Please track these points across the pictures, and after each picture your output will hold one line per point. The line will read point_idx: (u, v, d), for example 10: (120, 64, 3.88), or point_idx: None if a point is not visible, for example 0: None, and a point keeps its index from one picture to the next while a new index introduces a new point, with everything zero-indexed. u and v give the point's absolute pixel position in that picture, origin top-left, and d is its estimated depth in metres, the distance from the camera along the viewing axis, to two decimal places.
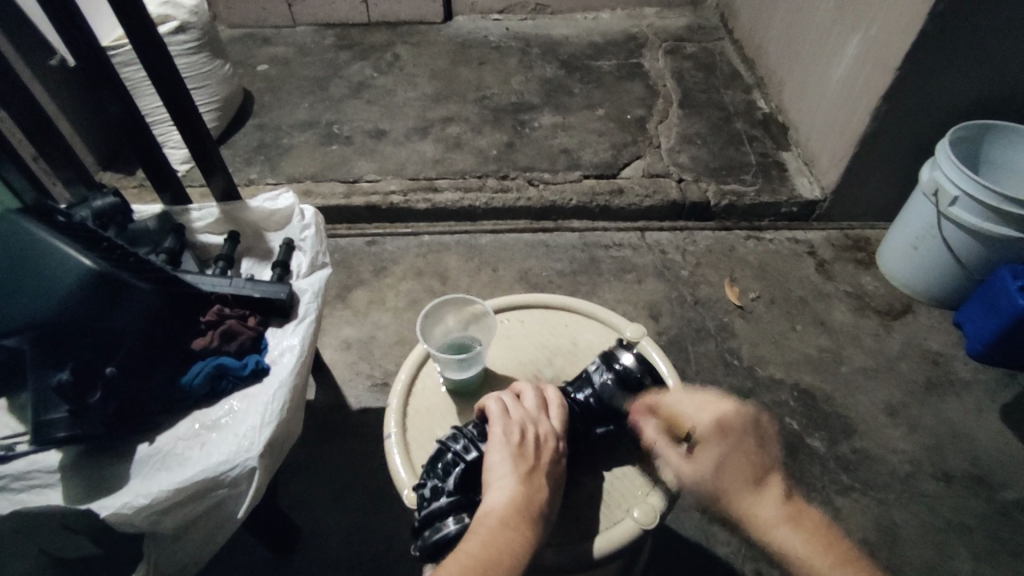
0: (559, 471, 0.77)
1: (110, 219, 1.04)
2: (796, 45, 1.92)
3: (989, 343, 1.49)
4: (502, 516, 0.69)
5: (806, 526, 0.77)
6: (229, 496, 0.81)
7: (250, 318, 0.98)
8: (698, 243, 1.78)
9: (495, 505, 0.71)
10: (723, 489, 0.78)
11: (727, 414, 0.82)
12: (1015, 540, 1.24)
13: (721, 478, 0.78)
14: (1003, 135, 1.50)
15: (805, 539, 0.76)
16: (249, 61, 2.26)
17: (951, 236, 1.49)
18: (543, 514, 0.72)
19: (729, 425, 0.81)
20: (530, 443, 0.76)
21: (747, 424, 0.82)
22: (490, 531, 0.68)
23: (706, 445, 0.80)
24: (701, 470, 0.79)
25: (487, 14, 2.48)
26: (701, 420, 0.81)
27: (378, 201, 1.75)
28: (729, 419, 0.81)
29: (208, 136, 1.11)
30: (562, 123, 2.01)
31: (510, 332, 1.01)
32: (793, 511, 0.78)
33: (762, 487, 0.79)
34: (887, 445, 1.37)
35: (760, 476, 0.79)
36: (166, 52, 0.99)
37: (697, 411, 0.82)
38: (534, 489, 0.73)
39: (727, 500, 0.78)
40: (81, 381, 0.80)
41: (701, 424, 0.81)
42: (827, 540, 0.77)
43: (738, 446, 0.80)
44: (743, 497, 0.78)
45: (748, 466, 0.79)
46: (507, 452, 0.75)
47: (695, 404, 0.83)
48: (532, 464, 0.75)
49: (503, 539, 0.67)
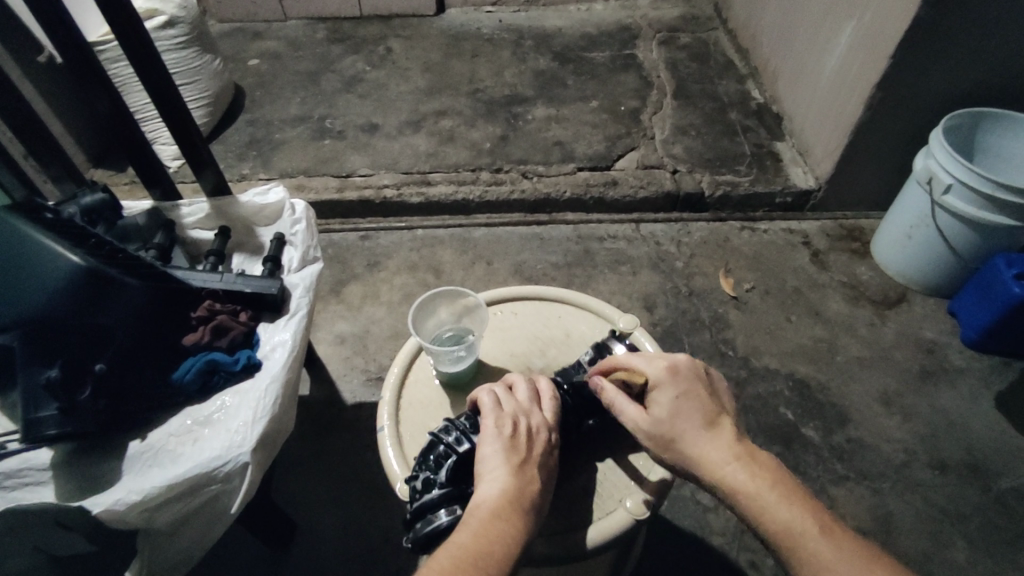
0: (550, 462, 0.77)
1: (99, 215, 1.02)
2: (790, 35, 1.92)
3: (984, 332, 1.49)
4: (493, 508, 0.69)
5: (765, 469, 0.71)
6: (222, 491, 0.81)
7: (241, 313, 0.98)
8: (692, 234, 1.78)
9: (485, 497, 0.71)
10: (675, 436, 0.74)
11: (680, 360, 0.77)
12: (1009, 527, 1.24)
13: (675, 426, 0.74)
14: (999, 123, 1.50)
15: (763, 484, 0.70)
16: (240, 55, 2.24)
17: (945, 224, 1.49)
18: (535, 505, 0.72)
19: (681, 369, 0.76)
20: (522, 434, 0.76)
21: (700, 371, 0.77)
22: (481, 522, 0.68)
23: (657, 392, 0.76)
24: (654, 417, 0.75)
25: (480, 6, 2.46)
26: (652, 367, 0.77)
27: (371, 195, 1.74)
28: (682, 365, 0.77)
29: (196, 131, 1.10)
30: (556, 115, 2.00)
31: (503, 325, 1.01)
32: (752, 456, 0.72)
33: (718, 432, 0.73)
34: (882, 434, 1.37)
35: (715, 421, 0.74)
36: (152, 47, 0.98)
37: (650, 359, 0.78)
38: (525, 480, 0.73)
39: (681, 447, 0.73)
40: (71, 378, 0.79)
41: (653, 372, 0.77)
42: (786, 486, 0.70)
43: (690, 390, 0.75)
44: (697, 442, 0.73)
45: (702, 410, 0.74)
46: (499, 443, 0.75)
47: (647, 355, 0.79)
48: (524, 454, 0.75)
49: (494, 531, 0.67)
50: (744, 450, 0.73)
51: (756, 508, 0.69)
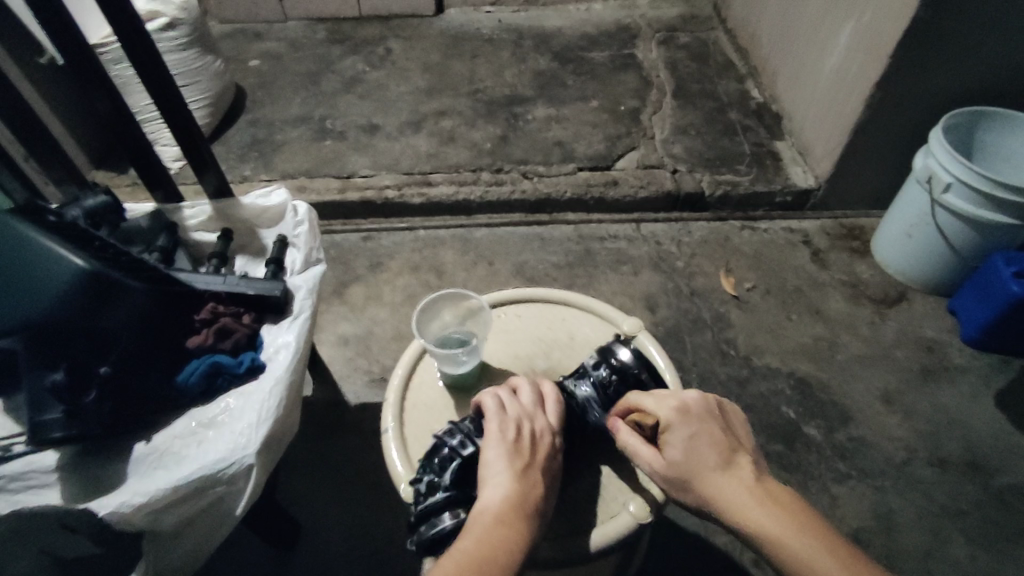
0: (554, 466, 0.77)
1: (102, 217, 1.03)
2: (789, 34, 1.92)
3: (984, 330, 1.49)
4: (497, 513, 0.70)
5: (787, 508, 0.69)
6: (227, 493, 0.82)
7: (245, 315, 0.98)
8: (693, 234, 1.78)
9: (490, 503, 0.71)
10: (693, 477, 0.73)
11: (691, 400, 0.78)
12: (1010, 524, 1.25)
13: (691, 467, 0.73)
14: (996, 122, 1.50)
15: (788, 524, 0.68)
16: (239, 56, 2.24)
17: (945, 223, 1.50)
18: (539, 510, 0.72)
19: (692, 409, 0.76)
20: (526, 440, 0.76)
21: (712, 412, 0.77)
22: (485, 528, 0.68)
23: (670, 432, 0.75)
24: (670, 458, 0.75)
25: (479, 6, 2.46)
26: (663, 408, 0.77)
27: (372, 196, 1.74)
28: (693, 404, 0.77)
29: (198, 133, 1.10)
30: (556, 115, 2.00)
31: (506, 327, 1.01)
32: (774, 495, 0.70)
33: (737, 470, 0.72)
34: (883, 433, 1.38)
35: (733, 460, 0.73)
36: (154, 49, 0.98)
37: (660, 399, 0.78)
38: (530, 486, 0.73)
39: (700, 487, 0.72)
40: (76, 382, 0.80)
41: (664, 412, 0.77)
42: (813, 524, 0.68)
43: (704, 430, 0.75)
44: (716, 482, 0.71)
45: (718, 450, 0.73)
46: (503, 448, 0.75)
47: (658, 395, 0.79)
48: (529, 460, 0.75)
49: (499, 535, 0.68)
50: (764, 489, 0.71)
51: (781, 551, 0.67)
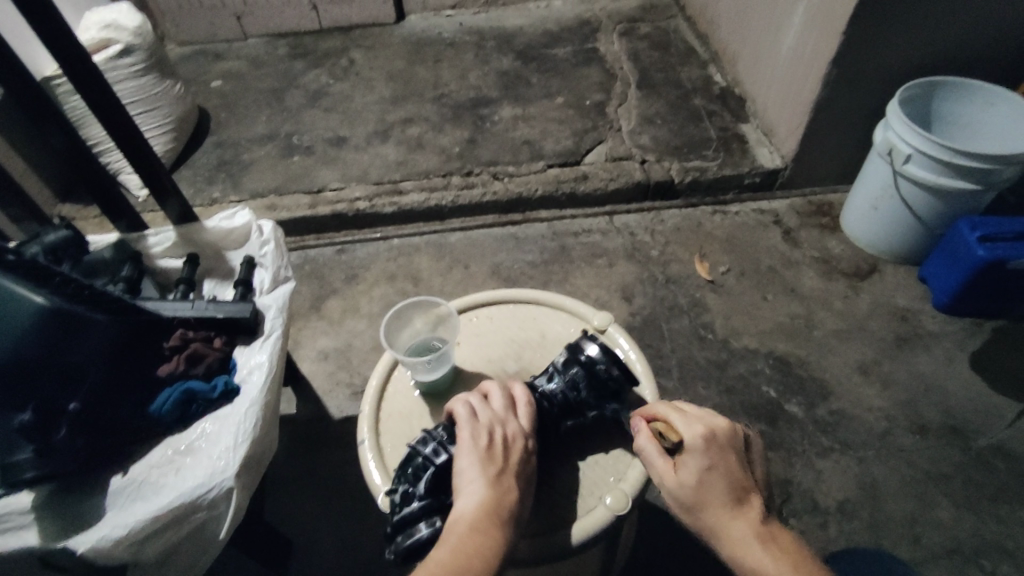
0: (528, 471, 0.78)
1: (63, 252, 1.02)
2: (746, 18, 1.94)
3: (953, 296, 1.52)
4: (471, 521, 0.71)
5: (781, 551, 0.72)
6: (209, 518, 0.82)
7: (215, 339, 0.98)
8: (666, 222, 1.80)
9: (465, 512, 0.72)
10: (701, 503, 0.74)
11: (718, 428, 0.78)
12: (989, 483, 1.28)
13: (702, 494, 0.74)
14: (949, 91, 1.53)
15: (784, 569, 0.70)
16: (201, 78, 2.23)
17: (907, 193, 1.53)
18: (514, 514, 0.73)
19: (718, 438, 0.76)
20: (499, 446, 0.77)
21: (735, 445, 0.77)
22: (461, 537, 0.70)
23: (689, 455, 0.75)
24: (682, 478, 0.75)
25: (439, 11, 2.47)
26: (689, 429, 0.77)
27: (344, 209, 1.74)
28: (719, 433, 0.77)
29: (155, 159, 1.09)
30: (523, 114, 2.01)
31: (478, 330, 1.02)
32: (775, 538, 0.73)
33: (744, 508, 0.73)
34: (863, 403, 1.40)
35: (743, 500, 0.74)
36: (103, 81, 0.98)
37: (688, 421, 0.78)
38: (505, 492, 0.74)
39: (703, 513, 0.73)
40: (46, 419, 0.78)
41: (690, 433, 0.77)
42: (806, 570, 0.71)
43: (724, 462, 0.75)
44: (722, 515, 0.73)
45: (733, 485, 0.74)
46: (476, 456, 0.76)
47: (688, 416, 0.79)
48: (503, 467, 0.76)
49: (474, 543, 0.69)
50: (767, 531, 0.73)
51: None
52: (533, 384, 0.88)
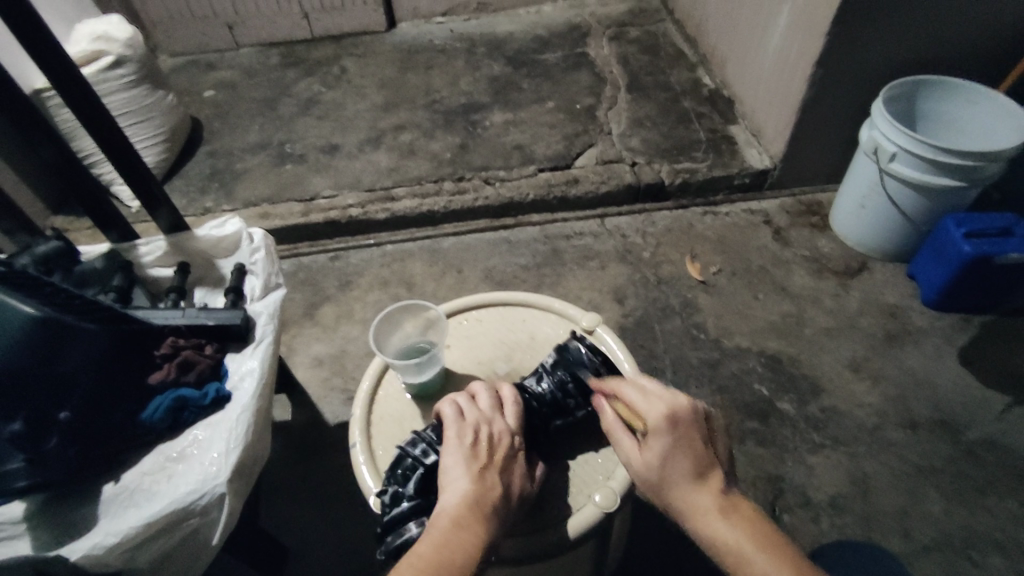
0: (514, 468, 0.79)
1: (55, 263, 1.04)
2: (733, 21, 1.96)
3: (941, 292, 1.54)
4: (454, 515, 0.71)
5: (745, 522, 0.71)
6: (202, 524, 0.82)
7: (207, 346, 0.99)
8: (657, 223, 1.81)
9: (449, 504, 0.73)
10: (665, 483, 0.73)
11: (681, 406, 0.76)
12: (980, 477, 1.28)
13: (664, 471, 0.73)
14: (932, 90, 1.55)
15: (746, 540, 0.69)
16: (194, 88, 2.24)
17: (894, 191, 1.54)
18: (498, 510, 0.73)
19: (680, 416, 0.75)
20: (484, 443, 0.78)
21: (698, 420, 0.76)
22: (444, 529, 0.70)
23: (652, 437, 0.74)
24: (646, 460, 0.75)
25: (430, 18, 2.48)
26: (651, 410, 0.76)
27: (337, 216, 1.75)
28: (681, 411, 0.76)
29: (146, 169, 1.10)
30: (513, 119, 2.02)
31: (468, 333, 1.03)
32: (738, 509, 0.72)
33: (707, 483, 0.73)
34: (854, 400, 1.41)
35: (705, 475, 0.73)
36: (91, 91, 0.99)
37: (650, 400, 0.78)
38: (490, 486, 0.75)
39: (668, 493, 0.73)
40: (35, 430, 0.79)
41: (652, 415, 0.76)
42: (769, 539, 0.70)
43: (684, 438, 0.74)
44: (685, 492, 0.72)
45: (694, 460, 0.73)
46: (460, 454, 0.77)
47: (651, 395, 0.78)
48: (489, 462, 0.77)
49: (456, 538, 0.69)
50: (730, 504, 0.72)
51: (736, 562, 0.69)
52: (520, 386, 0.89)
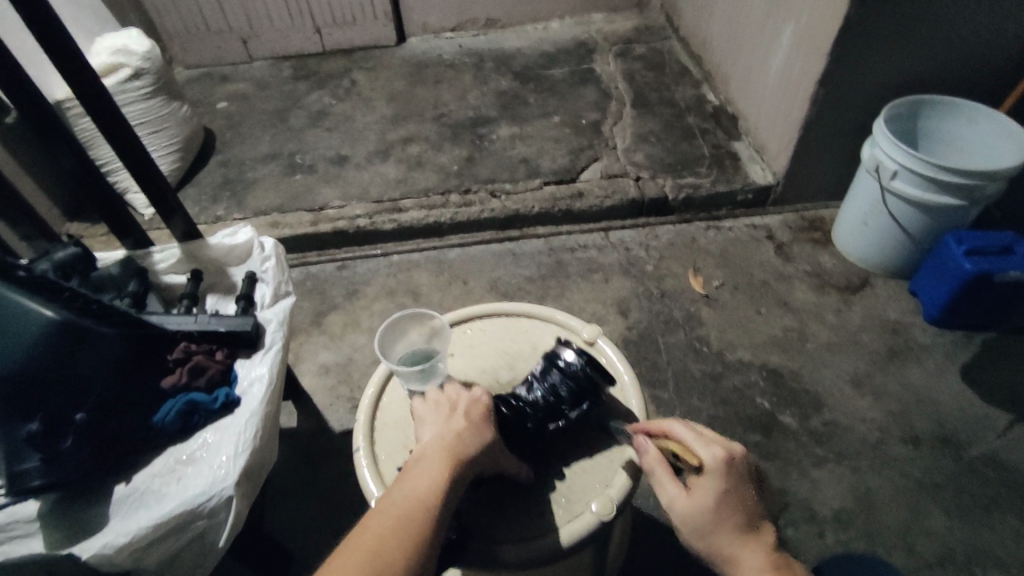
0: (480, 412, 0.80)
1: (72, 268, 1.07)
2: (736, 39, 1.99)
3: (942, 309, 1.55)
4: (419, 458, 0.74)
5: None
6: (210, 526, 0.84)
7: (217, 352, 1.01)
8: (660, 237, 1.83)
9: (418, 454, 0.75)
10: (713, 528, 0.73)
11: (737, 452, 0.76)
12: (982, 493, 1.29)
13: (717, 519, 0.73)
14: (935, 109, 1.57)
15: None
16: (208, 99, 2.29)
17: (895, 208, 1.56)
18: (462, 443, 0.75)
19: (736, 462, 0.75)
20: (445, 402, 0.81)
21: (750, 470, 0.77)
22: (415, 471, 0.73)
23: (706, 480, 0.74)
24: (696, 502, 0.74)
25: (439, 33, 2.53)
26: (708, 452, 0.75)
27: (345, 226, 1.78)
28: (737, 458, 0.75)
29: (161, 177, 1.13)
30: (520, 133, 2.05)
31: (472, 342, 1.05)
32: (784, 563, 0.73)
33: (755, 534, 0.73)
34: (855, 415, 1.42)
35: (756, 526, 0.74)
36: (112, 103, 1.02)
37: (706, 442, 0.76)
38: (452, 428, 0.77)
39: (714, 537, 0.73)
40: (51, 429, 0.81)
41: (709, 457, 0.75)
42: None
43: (740, 487, 0.74)
44: (732, 540, 0.73)
45: (747, 511, 0.74)
46: (426, 415, 0.80)
47: (705, 437, 0.77)
48: (450, 412, 0.79)
49: (419, 474, 0.72)
50: (779, 558, 0.74)
51: None
52: (512, 395, 0.88)
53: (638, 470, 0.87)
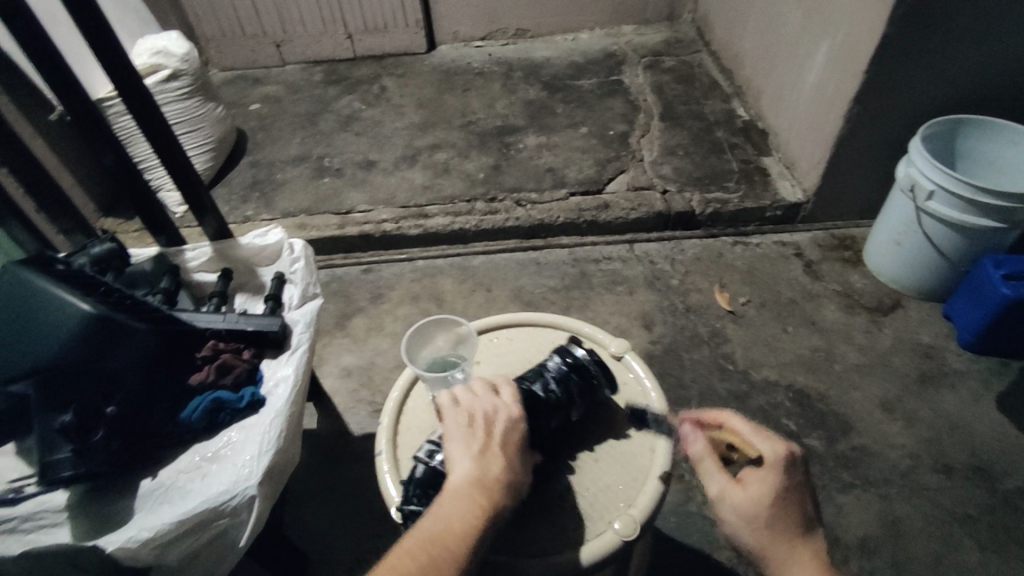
0: (516, 442, 0.78)
1: (107, 264, 1.08)
2: (769, 55, 1.98)
3: (977, 334, 1.50)
4: (455, 492, 0.72)
5: None
6: (231, 525, 0.84)
7: (244, 351, 1.02)
8: (686, 251, 1.82)
9: (453, 486, 0.73)
10: (767, 520, 0.70)
11: (796, 452, 0.74)
12: (1019, 528, 1.24)
13: (772, 513, 0.70)
14: (975, 129, 1.53)
15: None
16: (241, 101, 2.33)
17: (931, 230, 1.52)
18: (502, 483, 0.74)
19: (796, 460, 0.73)
20: (480, 423, 0.78)
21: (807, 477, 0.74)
22: (450, 506, 0.71)
23: (763, 471, 0.72)
24: (749, 493, 0.71)
25: (469, 42, 2.55)
26: (766, 445, 0.74)
27: (371, 230, 1.79)
28: (796, 458, 0.74)
29: (197, 177, 1.15)
30: (547, 142, 2.06)
31: (496, 350, 1.04)
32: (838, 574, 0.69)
33: (810, 540, 0.70)
34: (885, 440, 1.38)
35: (812, 532, 0.71)
36: (152, 101, 1.04)
37: (765, 436, 0.75)
38: (489, 463, 0.75)
39: (767, 533, 0.70)
40: (84, 422, 0.83)
41: (767, 450, 0.73)
42: None
43: (798, 486, 0.72)
44: (786, 538, 0.69)
45: (803, 513, 0.71)
46: (459, 435, 0.77)
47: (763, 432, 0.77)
48: (487, 441, 0.76)
49: (456, 513, 0.71)
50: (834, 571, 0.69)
51: None
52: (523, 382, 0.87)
53: (663, 492, 0.85)
